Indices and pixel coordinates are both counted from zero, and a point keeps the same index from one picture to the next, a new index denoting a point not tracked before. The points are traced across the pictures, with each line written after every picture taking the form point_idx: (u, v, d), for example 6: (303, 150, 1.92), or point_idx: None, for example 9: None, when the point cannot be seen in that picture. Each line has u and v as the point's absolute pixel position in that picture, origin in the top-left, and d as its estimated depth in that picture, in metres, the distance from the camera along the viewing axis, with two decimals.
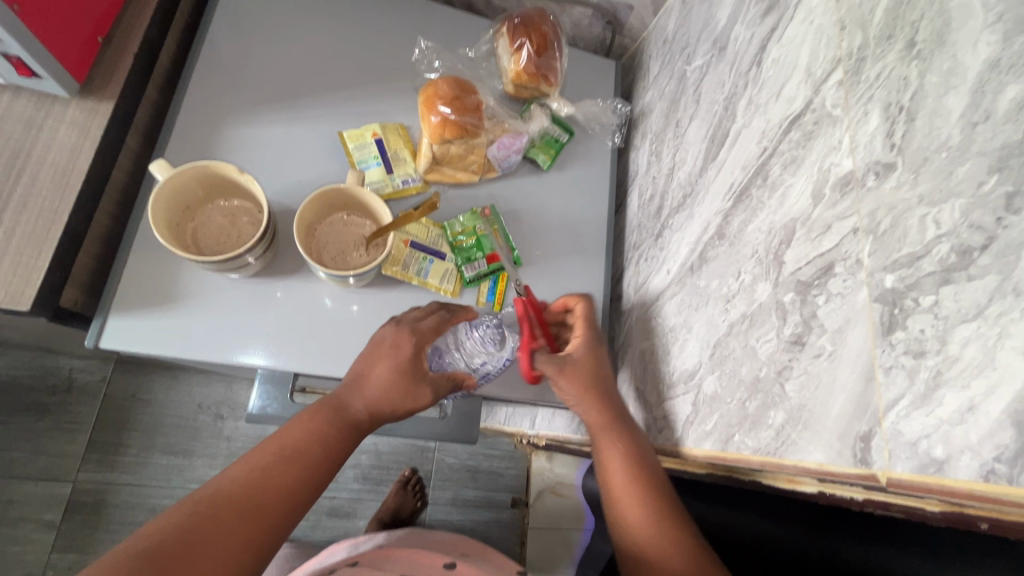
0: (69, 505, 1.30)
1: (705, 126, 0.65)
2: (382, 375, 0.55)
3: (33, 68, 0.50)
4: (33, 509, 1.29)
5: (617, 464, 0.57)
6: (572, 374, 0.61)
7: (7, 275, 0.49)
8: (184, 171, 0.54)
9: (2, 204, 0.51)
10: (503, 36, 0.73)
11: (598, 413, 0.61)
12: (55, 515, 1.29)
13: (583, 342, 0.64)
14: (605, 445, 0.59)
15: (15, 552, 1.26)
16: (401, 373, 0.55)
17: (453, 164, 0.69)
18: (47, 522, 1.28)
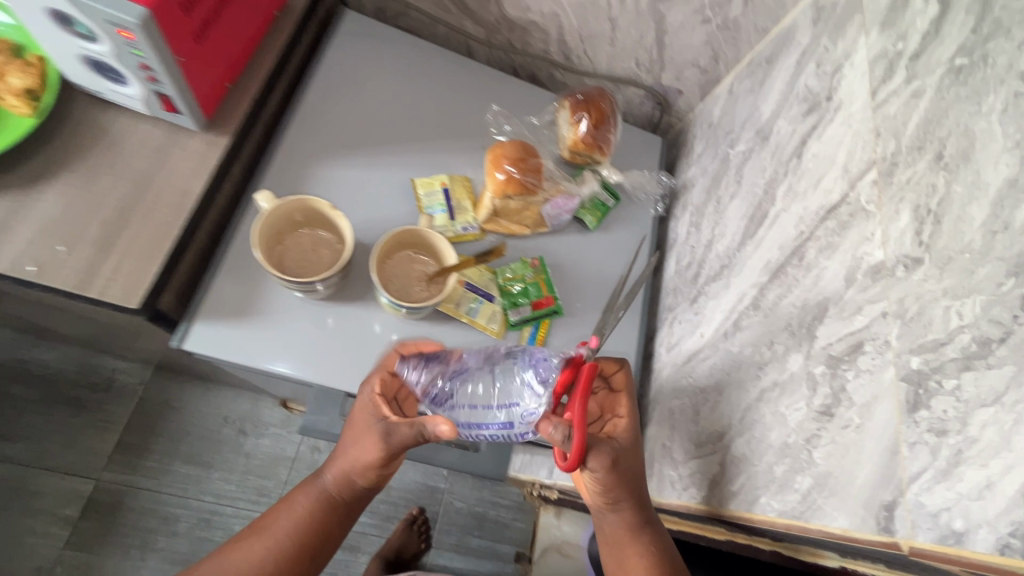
0: (88, 503, 1.34)
1: (745, 206, 0.70)
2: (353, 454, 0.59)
3: (178, 105, 0.59)
4: (56, 503, 1.32)
5: (643, 565, 0.57)
6: (623, 464, 0.57)
7: (122, 276, 0.56)
8: (284, 203, 0.62)
9: (127, 214, 0.58)
10: (565, 108, 0.82)
11: (630, 507, 0.58)
12: (74, 510, 1.33)
13: (631, 429, 0.60)
14: (632, 546, 0.58)
15: (30, 544, 1.29)
16: (373, 453, 0.58)
17: (510, 217, 0.75)
18: (66, 517, 1.32)
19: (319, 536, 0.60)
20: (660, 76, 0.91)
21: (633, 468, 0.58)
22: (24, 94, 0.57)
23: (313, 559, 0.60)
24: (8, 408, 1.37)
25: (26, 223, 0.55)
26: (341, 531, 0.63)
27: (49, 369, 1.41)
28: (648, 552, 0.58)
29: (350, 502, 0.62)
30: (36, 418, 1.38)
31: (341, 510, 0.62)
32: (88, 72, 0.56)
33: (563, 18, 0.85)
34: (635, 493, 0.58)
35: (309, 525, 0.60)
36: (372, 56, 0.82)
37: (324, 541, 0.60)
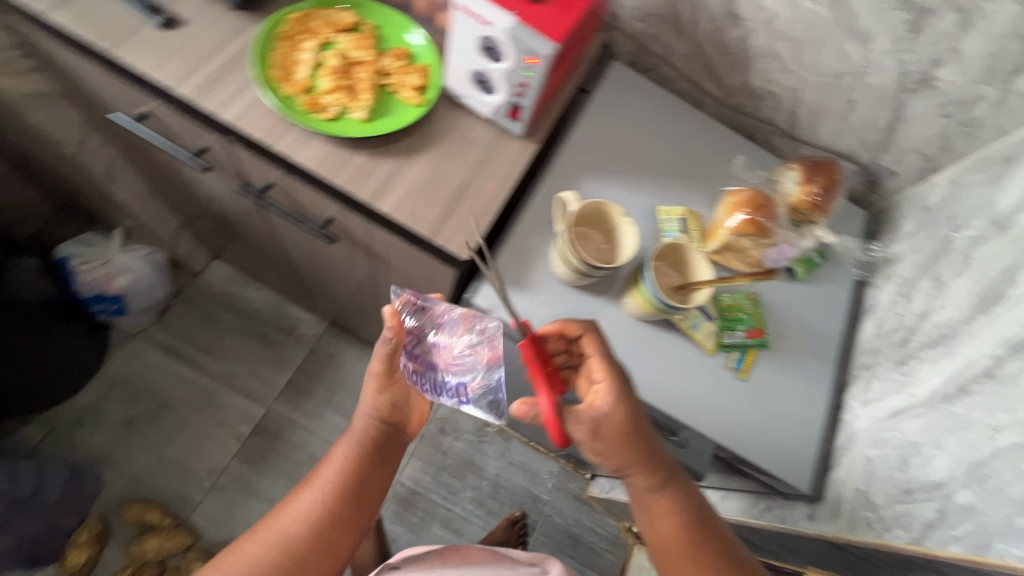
0: (258, 426, 1.55)
1: (972, 287, 0.74)
2: (371, 401, 0.80)
3: (521, 116, 0.75)
4: (234, 419, 1.55)
5: (673, 521, 0.68)
6: (607, 431, 0.66)
7: (457, 236, 0.72)
8: (587, 205, 0.75)
9: (463, 190, 0.75)
10: (794, 170, 0.91)
11: (639, 465, 0.68)
12: (246, 429, 1.55)
13: (603, 392, 0.66)
14: (658, 503, 0.69)
15: (208, 447, 1.51)
16: (379, 394, 0.80)
17: (735, 253, 0.86)
18: (239, 433, 1.54)
19: (370, 476, 0.78)
20: (879, 156, 0.98)
21: (632, 437, 0.66)
22: (416, 89, 0.76)
23: (365, 498, 0.77)
24: (214, 331, 1.64)
25: (401, 182, 0.73)
26: (384, 476, 0.81)
27: (252, 306, 1.68)
28: (675, 509, 0.69)
29: (384, 449, 0.81)
30: (233, 344, 1.63)
31: (379, 454, 0.80)
32: (467, 82, 0.74)
33: (802, 92, 0.96)
34: (643, 455, 0.68)
35: (354, 464, 0.78)
36: (628, 103, 0.98)
37: (373, 479, 0.79)
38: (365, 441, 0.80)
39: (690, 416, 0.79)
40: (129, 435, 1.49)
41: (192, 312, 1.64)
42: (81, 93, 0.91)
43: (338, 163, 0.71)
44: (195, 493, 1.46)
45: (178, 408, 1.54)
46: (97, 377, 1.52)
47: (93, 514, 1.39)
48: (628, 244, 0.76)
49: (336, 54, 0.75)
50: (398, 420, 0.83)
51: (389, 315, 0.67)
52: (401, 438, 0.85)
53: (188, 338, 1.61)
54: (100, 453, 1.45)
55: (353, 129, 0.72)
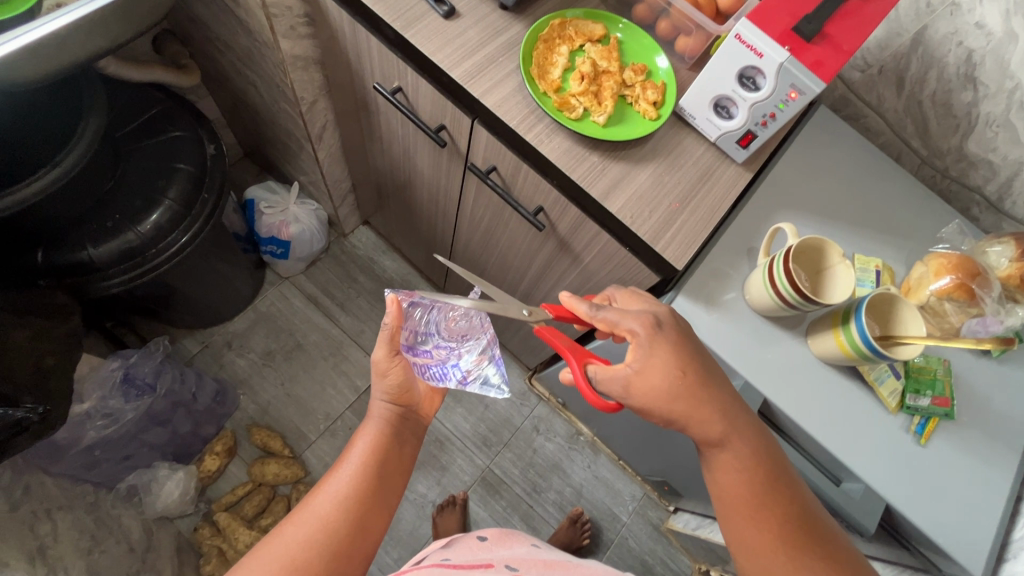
0: None
1: None
2: (384, 386, 0.86)
3: (753, 143, 0.78)
4: (354, 372, 1.67)
5: (736, 478, 0.67)
6: (645, 389, 0.63)
7: (672, 245, 0.76)
8: (807, 240, 0.77)
9: (682, 204, 0.79)
10: (1008, 243, 0.87)
11: (693, 419, 0.66)
12: (362, 385, 1.66)
13: (637, 350, 0.63)
14: (721, 460, 0.68)
15: (328, 393, 1.64)
16: (387, 379, 0.85)
17: (932, 315, 0.84)
18: (356, 387, 1.66)
19: (389, 456, 0.83)
20: None
21: (672, 394, 0.64)
22: (653, 104, 0.81)
23: (385, 476, 0.81)
24: (351, 289, 1.77)
25: (628, 186, 0.78)
26: (402, 457, 0.85)
27: (386, 274, 1.81)
28: (738, 468, 0.67)
29: (397, 430, 0.86)
30: (364, 304, 1.76)
31: (395, 436, 0.85)
32: (705, 105, 0.78)
33: None
34: (694, 408, 0.65)
35: (373, 449, 0.82)
36: (832, 147, 0.98)
37: (391, 458, 0.83)
38: (379, 425, 0.85)
39: (863, 467, 0.78)
40: (265, 365, 1.64)
41: (335, 268, 1.79)
42: (336, 60, 1.05)
43: (576, 159, 0.78)
44: (311, 432, 1.59)
45: (309, 351, 1.68)
46: (249, 308, 1.69)
47: (227, 429, 1.53)
48: (839, 287, 0.77)
49: (587, 62, 0.82)
50: (409, 400, 0.88)
51: (390, 302, 0.75)
52: (413, 418, 0.90)
53: (328, 290, 1.76)
54: (240, 375, 1.61)
55: (593, 131, 0.78)
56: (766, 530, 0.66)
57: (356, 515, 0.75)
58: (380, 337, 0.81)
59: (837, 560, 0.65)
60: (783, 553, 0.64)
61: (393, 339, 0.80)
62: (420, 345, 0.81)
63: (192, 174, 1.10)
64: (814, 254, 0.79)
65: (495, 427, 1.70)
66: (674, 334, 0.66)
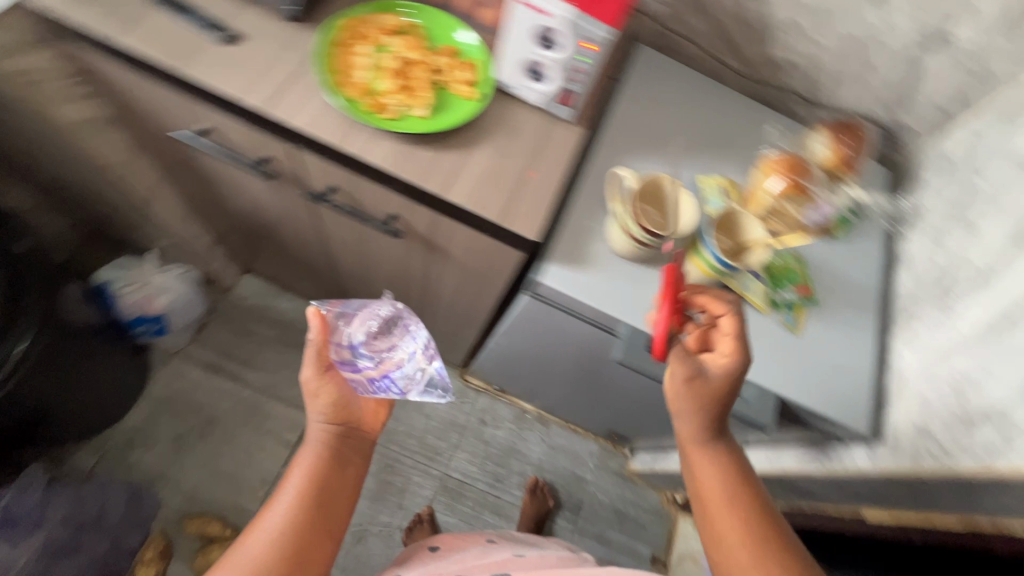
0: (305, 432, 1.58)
1: (1010, 225, 0.80)
2: (320, 405, 0.81)
3: (577, 98, 0.79)
4: (280, 427, 1.58)
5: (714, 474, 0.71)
6: (700, 383, 0.71)
7: (526, 218, 0.76)
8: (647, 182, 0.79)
9: (526, 175, 0.79)
10: (822, 133, 0.96)
11: (691, 427, 0.73)
12: (293, 437, 1.58)
13: (731, 363, 0.70)
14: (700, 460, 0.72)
15: (259, 458, 1.54)
16: (320, 398, 0.81)
17: (779, 215, 0.90)
18: (287, 441, 1.57)
19: (330, 483, 0.76)
20: (896, 114, 1.04)
21: (711, 393, 0.71)
22: (469, 84, 0.79)
23: (325, 505, 0.74)
24: (251, 344, 1.66)
25: (467, 172, 0.77)
26: (346, 483, 0.78)
27: (285, 317, 1.71)
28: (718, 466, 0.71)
29: (337, 452, 0.80)
30: (270, 355, 1.66)
31: (335, 460, 0.79)
32: (520, 73, 0.78)
33: (822, 59, 1.01)
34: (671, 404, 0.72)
35: (311, 475, 0.75)
36: (657, 82, 1.02)
37: (333, 487, 0.76)
38: (317, 448, 0.79)
39: (753, 369, 0.83)
40: (180, 452, 1.50)
41: (228, 327, 1.66)
42: (134, 114, 0.94)
43: (408, 159, 0.75)
44: (251, 502, 1.49)
45: (225, 420, 1.56)
46: (143, 398, 1.53)
47: (156, 531, 1.39)
48: (688, 217, 0.81)
49: (393, 57, 0.79)
50: (348, 418, 0.83)
51: (313, 313, 0.76)
52: (355, 439, 0.84)
53: (228, 352, 1.63)
54: (154, 471, 1.47)
55: (414, 126, 0.76)
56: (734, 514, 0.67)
57: (295, 550, 0.69)
58: (306, 354, 0.79)
59: (807, 559, 0.64)
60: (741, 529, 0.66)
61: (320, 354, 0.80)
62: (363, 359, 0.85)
63: (6, 278, 0.96)
64: (657, 190, 0.82)
65: (442, 433, 1.68)
66: (742, 361, 0.70)
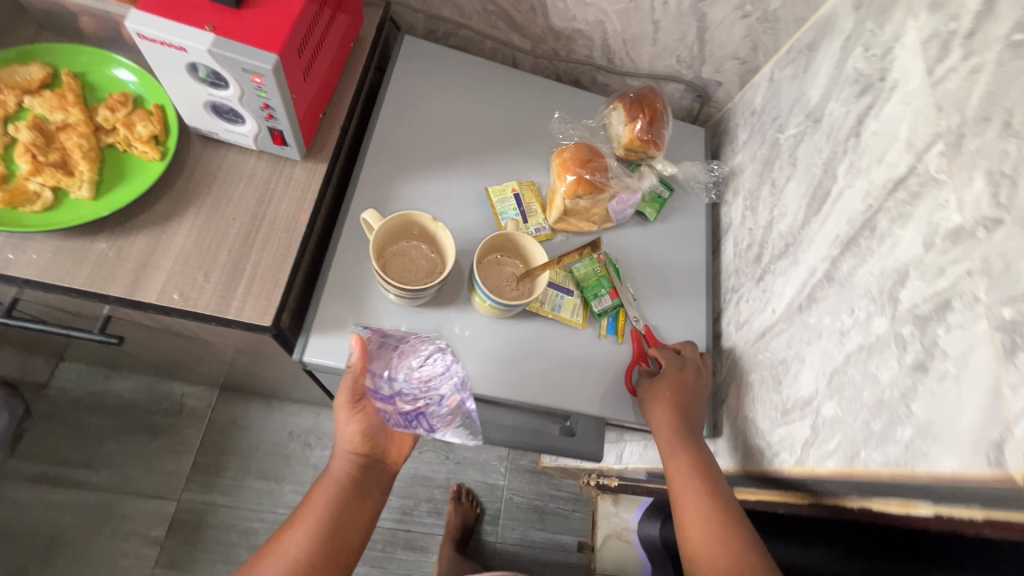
0: (173, 522, 1.41)
1: (804, 185, 0.74)
2: (341, 430, 0.70)
3: (287, 138, 0.63)
4: (142, 524, 1.39)
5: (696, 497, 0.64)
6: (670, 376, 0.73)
7: (253, 298, 0.61)
8: (394, 219, 0.65)
9: (249, 242, 0.64)
10: (619, 108, 0.86)
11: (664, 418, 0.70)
12: (160, 531, 1.40)
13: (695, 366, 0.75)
14: (685, 490, 0.65)
15: (123, 566, 1.35)
16: (349, 425, 0.69)
17: (579, 215, 0.80)
18: (154, 538, 1.38)
19: (345, 516, 0.67)
20: (700, 70, 0.94)
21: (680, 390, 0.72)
22: (152, 140, 0.62)
23: (342, 535, 0.67)
24: (89, 440, 1.43)
25: (165, 258, 0.60)
26: (364, 514, 0.70)
27: (123, 399, 1.48)
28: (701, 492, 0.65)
29: (358, 483, 0.70)
30: (115, 447, 1.44)
31: (355, 491, 0.69)
32: (206, 116, 0.62)
33: (607, 23, 0.88)
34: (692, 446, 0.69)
35: (325, 505, 0.67)
36: (430, 78, 0.87)
37: (350, 519, 0.68)
38: (338, 475, 0.70)
39: (575, 398, 0.75)
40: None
41: (59, 429, 1.43)
42: None
43: (75, 259, 0.58)
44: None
45: (72, 536, 1.35)
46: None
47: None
48: (452, 249, 0.68)
49: (34, 126, 0.61)
50: (376, 446, 0.73)
51: (355, 340, 0.64)
52: (379, 469, 0.74)
53: (63, 457, 1.41)
54: None
55: (81, 214, 0.59)
56: (722, 533, 0.61)
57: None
58: (340, 384, 0.66)
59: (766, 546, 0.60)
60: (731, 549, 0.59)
61: (357, 385, 0.66)
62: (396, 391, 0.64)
63: None
64: (417, 224, 0.68)
65: None
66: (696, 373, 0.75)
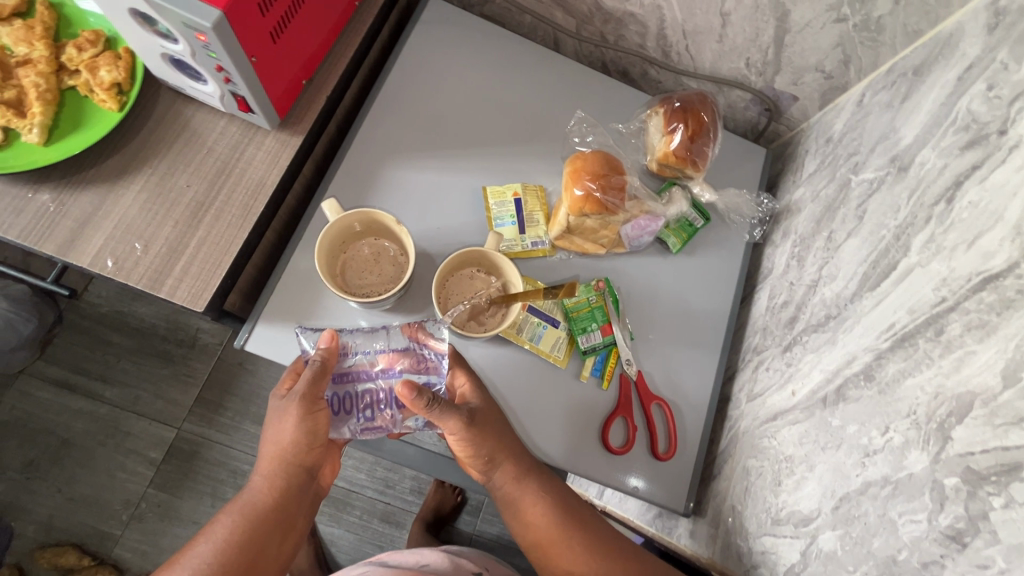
0: (171, 448, 1.34)
1: (867, 249, 0.59)
2: (275, 436, 0.53)
3: (252, 106, 0.57)
4: (143, 445, 1.33)
5: (542, 508, 0.58)
6: (481, 420, 0.56)
7: (192, 278, 0.56)
8: (351, 215, 0.59)
9: (200, 214, 0.58)
10: (658, 115, 0.73)
11: (496, 452, 0.57)
12: (158, 454, 1.33)
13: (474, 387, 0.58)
14: (523, 496, 0.58)
15: (120, 479, 1.31)
16: (289, 428, 0.52)
17: (584, 235, 0.69)
18: (150, 460, 1.33)
19: (261, 559, 0.51)
20: (773, 79, 0.78)
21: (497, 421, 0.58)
22: (113, 87, 0.57)
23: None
24: (107, 354, 1.37)
25: (107, 220, 0.56)
26: (283, 556, 0.53)
27: (144, 324, 1.40)
28: (541, 497, 0.58)
29: (286, 511, 0.54)
30: (128, 365, 1.37)
31: (279, 522, 0.53)
32: (168, 69, 0.55)
33: (666, 10, 0.74)
34: (502, 445, 0.57)
35: (233, 539, 0.50)
36: (448, 49, 0.77)
37: (266, 562, 0.51)
38: (261, 496, 0.53)
39: (538, 444, 0.66)
40: (30, 479, 1.28)
41: (81, 339, 1.37)
42: None
43: (14, 207, 0.54)
44: (114, 527, 1.28)
45: (80, 443, 1.31)
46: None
47: (5, 565, 1.22)
48: (416, 254, 0.61)
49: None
50: (314, 461, 0.55)
51: (329, 336, 0.53)
52: (310, 491, 0.57)
53: (81, 367, 1.35)
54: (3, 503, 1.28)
55: (27, 159, 0.55)
56: (575, 542, 0.57)
57: None
58: (303, 380, 0.52)
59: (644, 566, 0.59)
60: (593, 560, 0.57)
61: (321, 380, 0.52)
62: (355, 394, 0.54)
63: None
64: (376, 222, 0.61)
65: None
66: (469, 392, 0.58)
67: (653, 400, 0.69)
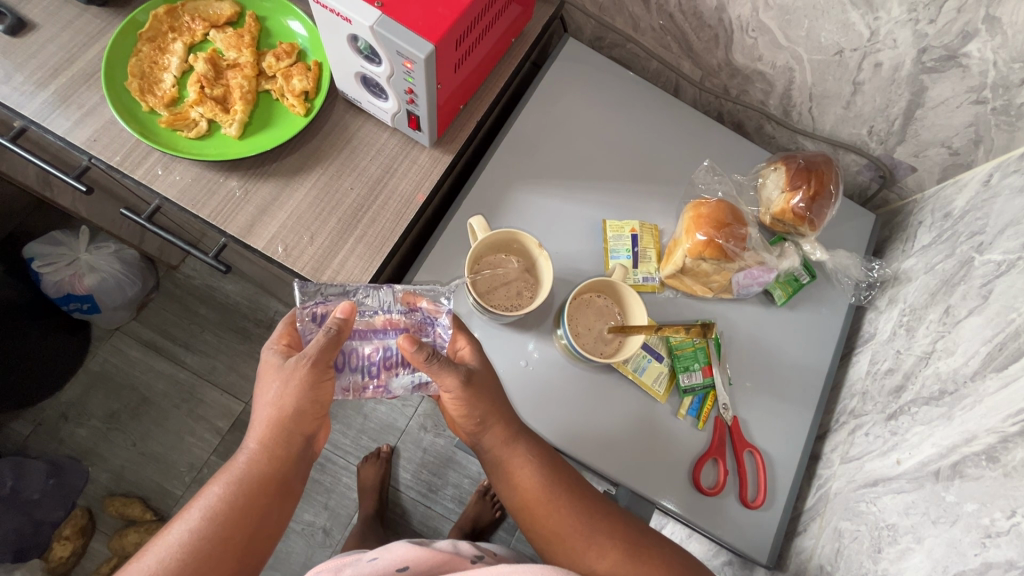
0: (237, 422, 1.40)
1: (989, 328, 0.57)
2: (275, 401, 0.51)
3: (421, 124, 0.63)
4: (212, 414, 1.40)
5: (530, 470, 0.59)
6: (476, 381, 0.57)
7: (348, 272, 0.62)
8: (502, 233, 0.66)
9: (357, 216, 0.64)
10: (780, 172, 0.76)
11: (483, 412, 0.58)
12: (224, 425, 1.40)
13: (474, 352, 0.59)
14: (512, 458, 0.59)
15: (189, 442, 1.38)
16: (294, 395, 0.51)
17: (696, 277, 0.72)
18: (218, 429, 1.39)
19: (262, 520, 0.50)
20: (893, 149, 0.80)
21: (489, 384, 0.58)
22: (302, 95, 0.65)
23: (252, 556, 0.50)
24: (192, 323, 1.45)
25: (281, 212, 0.62)
26: (283, 517, 0.52)
27: (228, 299, 1.48)
28: (529, 460, 0.59)
29: (283, 479, 0.52)
30: (210, 336, 1.45)
31: (276, 491, 0.51)
32: (356, 85, 0.62)
33: (797, 72, 0.77)
34: (494, 408, 0.59)
35: (231, 507, 0.49)
36: (579, 87, 0.82)
37: (268, 527, 0.51)
38: (255, 464, 0.51)
39: (633, 476, 0.68)
40: (111, 430, 1.35)
41: (171, 306, 1.46)
42: None
43: (206, 192, 0.62)
44: (177, 487, 1.34)
45: (158, 403, 1.39)
46: (79, 370, 1.37)
47: (77, 507, 1.28)
48: (549, 285, 0.66)
49: (211, 60, 0.66)
50: (312, 429, 0.54)
51: (345, 305, 0.53)
52: (308, 457, 0.55)
53: (168, 332, 1.44)
54: (83, 447, 1.33)
55: (224, 149, 0.63)
56: (561, 505, 0.58)
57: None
58: (316, 346, 0.50)
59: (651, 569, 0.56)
60: (582, 524, 0.58)
61: (333, 348, 0.51)
62: (356, 349, 0.54)
63: None
64: (518, 245, 0.67)
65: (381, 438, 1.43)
66: (469, 355, 0.59)
67: (746, 447, 0.70)
